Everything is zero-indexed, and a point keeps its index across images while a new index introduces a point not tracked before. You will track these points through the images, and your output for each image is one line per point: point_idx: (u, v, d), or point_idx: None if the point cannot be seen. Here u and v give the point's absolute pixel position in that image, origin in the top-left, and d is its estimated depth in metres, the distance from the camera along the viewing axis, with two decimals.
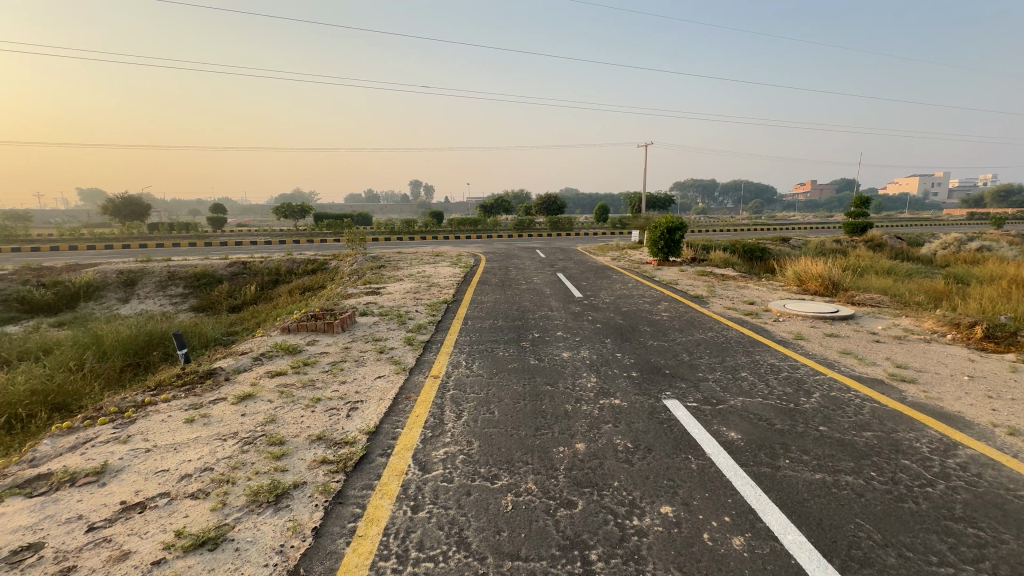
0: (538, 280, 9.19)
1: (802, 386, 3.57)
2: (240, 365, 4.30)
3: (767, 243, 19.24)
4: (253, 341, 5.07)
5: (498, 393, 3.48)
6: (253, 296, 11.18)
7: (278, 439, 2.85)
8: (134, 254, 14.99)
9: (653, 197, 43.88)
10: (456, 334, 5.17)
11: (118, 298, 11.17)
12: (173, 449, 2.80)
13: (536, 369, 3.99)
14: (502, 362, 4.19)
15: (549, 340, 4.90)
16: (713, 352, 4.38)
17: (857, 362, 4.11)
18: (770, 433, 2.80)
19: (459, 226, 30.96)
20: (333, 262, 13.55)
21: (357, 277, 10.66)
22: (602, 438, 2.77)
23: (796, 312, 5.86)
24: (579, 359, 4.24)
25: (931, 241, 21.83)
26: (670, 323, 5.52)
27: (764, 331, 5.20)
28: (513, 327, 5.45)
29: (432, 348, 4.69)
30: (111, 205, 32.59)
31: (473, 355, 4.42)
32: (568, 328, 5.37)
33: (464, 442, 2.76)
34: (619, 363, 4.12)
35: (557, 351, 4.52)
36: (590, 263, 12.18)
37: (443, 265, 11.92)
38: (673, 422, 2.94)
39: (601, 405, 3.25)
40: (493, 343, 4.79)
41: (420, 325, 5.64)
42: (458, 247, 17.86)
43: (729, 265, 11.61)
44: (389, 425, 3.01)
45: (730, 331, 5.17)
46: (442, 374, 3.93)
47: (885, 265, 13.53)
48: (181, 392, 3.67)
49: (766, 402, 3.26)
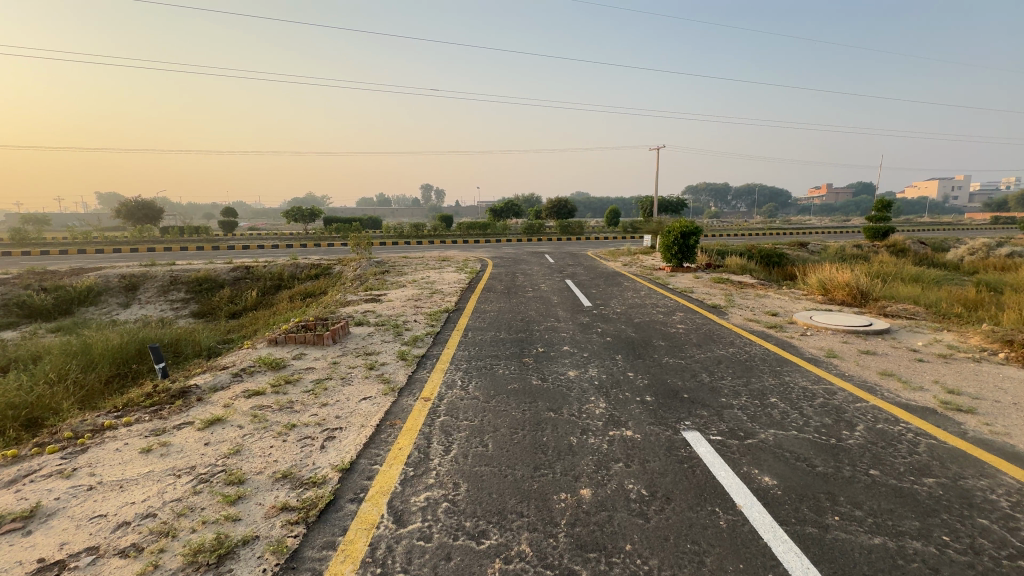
0: (546, 287, 8.78)
1: (842, 415, 3.11)
2: (217, 382, 3.95)
3: (783, 247, 18.65)
4: (237, 355, 4.73)
5: (495, 421, 3.07)
6: (254, 301, 10.94)
7: (238, 477, 2.48)
8: (138, 258, 14.85)
9: (665, 201, 43.22)
10: (454, 349, 4.79)
11: (119, 303, 10.99)
12: (119, 487, 2.45)
13: (538, 391, 3.58)
14: (501, 382, 3.78)
15: (554, 356, 4.48)
16: (736, 373, 3.94)
17: (901, 386, 3.63)
18: (813, 480, 2.36)
19: (468, 230, 30.70)
20: (337, 267, 13.28)
21: (359, 282, 10.36)
22: (611, 481, 2.36)
23: (825, 326, 5.39)
24: (586, 380, 3.82)
25: (956, 247, 21.03)
26: (686, 338, 5.08)
27: (791, 347, 4.73)
28: (516, 341, 5.04)
29: (427, 364, 4.31)
30: (125, 209, 32.89)
31: (470, 373, 4.02)
32: (575, 342, 4.95)
33: (450, 484, 2.37)
34: (631, 384, 3.69)
35: (563, 369, 4.10)
36: (599, 269, 11.74)
37: (449, 270, 11.57)
38: (695, 462, 2.51)
39: (610, 438, 2.83)
40: (493, 359, 4.39)
41: (416, 337, 5.27)
42: (466, 252, 17.51)
43: (746, 271, 11.09)
44: (366, 460, 2.62)
45: (752, 347, 4.71)
46: (434, 396, 3.54)
47: (913, 272, 12.86)
48: (147, 415, 3.33)
49: (802, 437, 2.82)
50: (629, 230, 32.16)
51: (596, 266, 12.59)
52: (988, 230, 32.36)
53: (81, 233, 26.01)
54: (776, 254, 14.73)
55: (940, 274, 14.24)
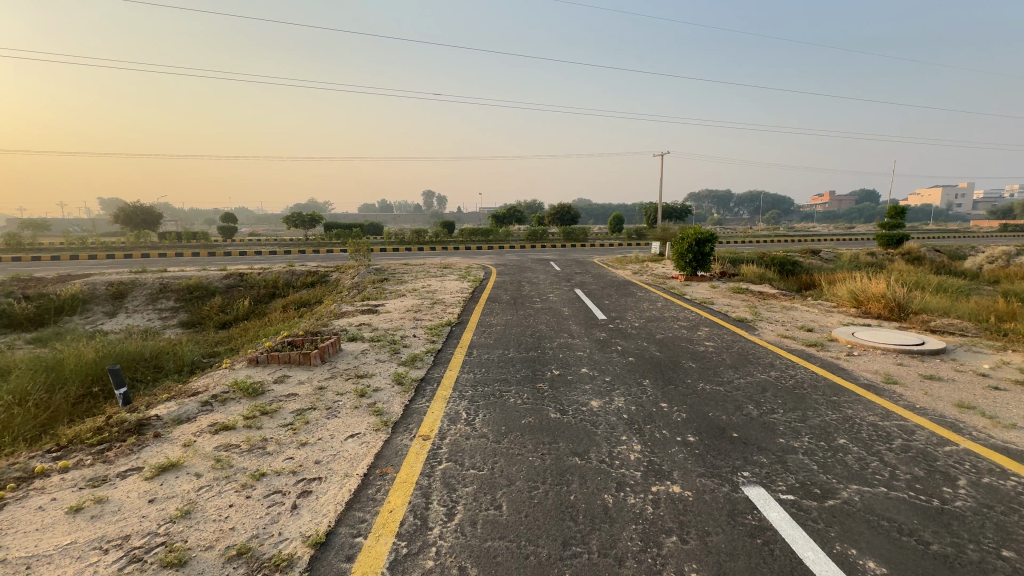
0: (555, 297, 8.25)
1: (934, 464, 2.53)
2: (182, 413, 3.39)
3: (795, 255, 18.12)
4: (211, 377, 4.16)
5: (508, 471, 2.50)
6: (246, 310, 10.41)
7: (179, 556, 1.91)
8: (129, 264, 14.33)
9: (670, 208, 42.84)
10: (458, 371, 4.21)
11: (106, 312, 10.47)
12: (25, 568, 1.89)
13: (557, 427, 3.02)
14: (513, 415, 3.22)
15: (572, 381, 3.91)
16: (788, 405, 3.35)
17: (990, 423, 3.06)
18: (933, 567, 1.78)
19: (470, 237, 30.25)
20: (334, 274, 12.76)
21: (357, 291, 9.81)
22: (667, 566, 1.80)
23: (872, 345, 4.83)
24: (613, 413, 3.24)
25: (972, 255, 20.42)
26: (718, 357, 4.52)
27: (841, 370, 4.16)
28: (527, 361, 4.47)
29: (426, 391, 3.74)
30: (123, 214, 32.45)
31: (477, 404, 3.44)
32: (593, 363, 4.39)
33: (454, 570, 1.80)
34: (667, 419, 3.12)
35: (584, 398, 3.52)
36: (609, 278, 11.20)
37: (451, 278, 11.03)
38: (771, 538, 1.94)
39: (654, 497, 2.26)
40: (503, 385, 3.83)
41: (415, 356, 4.71)
42: (468, 259, 16.97)
43: (765, 280, 10.51)
44: (347, 530, 2.05)
45: (797, 370, 4.14)
46: (434, 434, 2.97)
47: (937, 282, 12.28)
48: (88, 458, 2.76)
49: (894, 497, 2.25)
50: (633, 237, 31.68)
51: (606, 274, 12.02)
52: (1000, 238, 31.75)
53: (77, 238, 25.54)
54: (791, 262, 14.16)
55: (963, 283, 13.65)
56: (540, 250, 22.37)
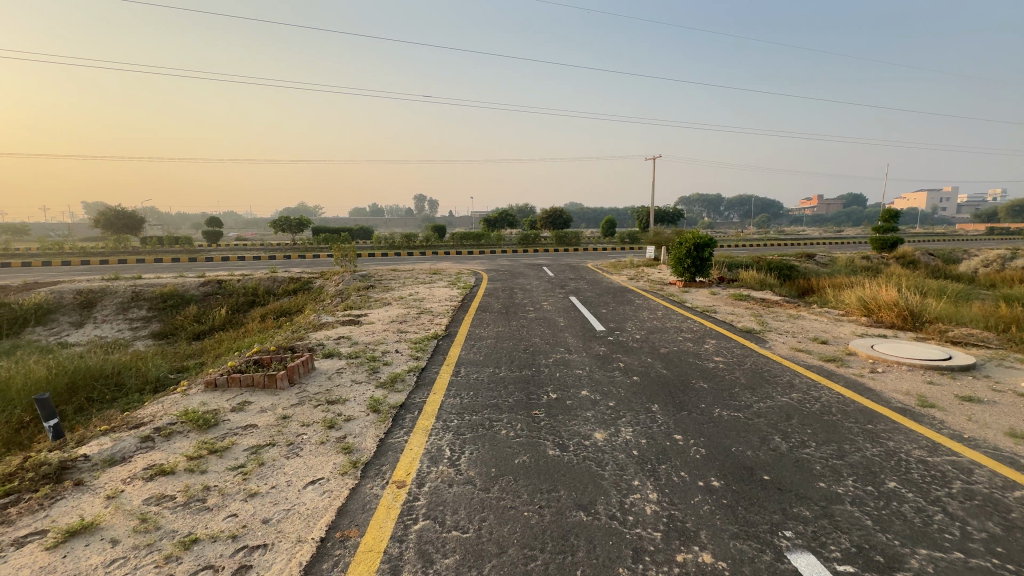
0: (549, 306, 7.82)
1: (1010, 518, 2.10)
2: (115, 454, 2.88)
3: (791, 258, 17.94)
4: (160, 405, 3.65)
5: (498, 534, 2.03)
6: (223, 320, 9.85)
7: None
8: (101, 271, 13.62)
9: (663, 211, 42.80)
10: (442, 395, 3.73)
11: (72, 322, 9.83)
12: None
13: (555, 469, 2.56)
14: (506, 453, 2.75)
15: (572, 407, 3.45)
16: (820, 437, 2.92)
17: None
18: None
19: (462, 241, 29.75)
20: (318, 281, 12.23)
21: (340, 299, 9.31)
22: None
23: (896, 360, 4.44)
24: (620, 449, 2.79)
25: (966, 259, 20.30)
26: (731, 376, 4.10)
27: (868, 391, 3.76)
28: (520, 382, 4.01)
29: (405, 421, 3.27)
30: (104, 218, 31.48)
31: (463, 439, 2.97)
32: (594, 384, 3.94)
33: None
34: (684, 457, 2.67)
35: (586, 430, 3.06)
36: (604, 284, 10.81)
37: (440, 285, 10.54)
38: None
39: (679, 571, 1.81)
40: (494, 413, 3.36)
41: (395, 376, 4.22)
42: (460, 265, 16.50)
43: (766, 286, 10.17)
44: None
45: (820, 391, 3.73)
46: (411, 480, 2.50)
47: (937, 286, 12.04)
48: None
49: (976, 567, 1.81)
50: (627, 241, 31.44)
51: (601, 280, 11.58)
52: (989, 241, 31.95)
53: (52, 244, 24.65)
54: (788, 267, 13.87)
55: (963, 287, 13.45)
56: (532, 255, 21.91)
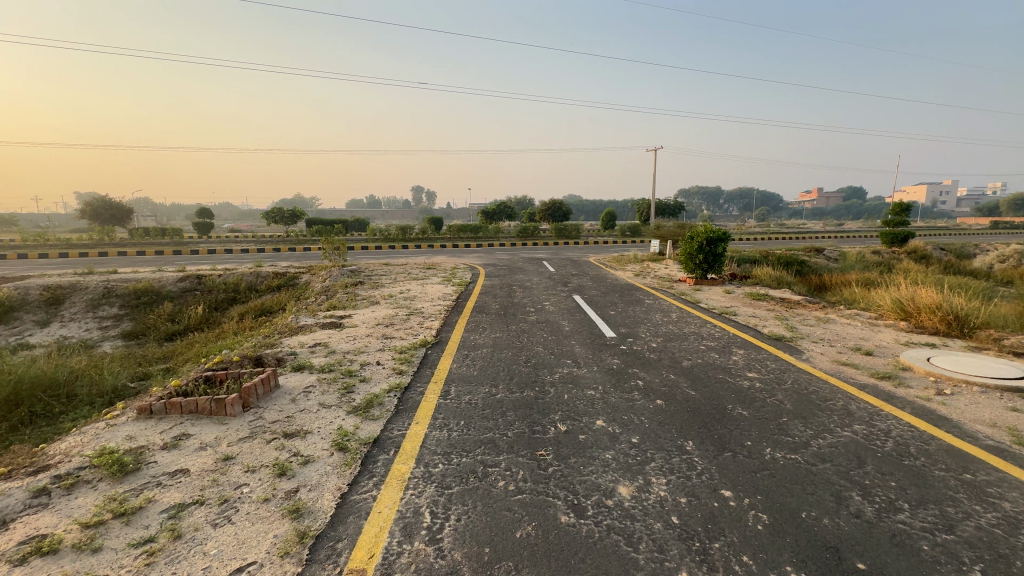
0: (551, 307, 7.11)
1: None
2: None
3: (800, 253, 17.29)
4: (77, 439, 2.95)
5: None
6: (200, 319, 9.16)
7: None
8: (75, 265, 12.78)
9: (663, 204, 42.07)
10: (426, 427, 3.04)
11: (37, 321, 9.10)
12: None
13: (570, 550, 1.88)
14: (505, 523, 2.06)
15: (586, 445, 2.77)
16: (912, 497, 2.24)
17: None
18: None
19: (458, 234, 29.01)
20: (305, 276, 11.50)
21: (325, 297, 8.60)
22: None
23: (964, 377, 3.77)
24: (655, 514, 2.11)
25: (979, 256, 19.58)
26: (774, 399, 3.43)
27: (945, 420, 3.09)
28: (521, 407, 3.33)
29: (376, 465, 2.58)
30: (90, 208, 30.47)
31: (449, 495, 2.29)
32: (609, 410, 3.26)
33: None
34: (742, 530, 1.99)
35: (606, 482, 2.38)
36: (609, 281, 10.14)
37: (433, 282, 9.80)
38: None
39: None
40: (488, 454, 2.67)
41: (372, 398, 3.53)
42: (456, 258, 15.73)
43: (782, 284, 9.50)
44: None
45: (888, 422, 3.06)
46: (373, 569, 1.81)
47: (960, 283, 11.37)
48: None
49: None
50: (627, 234, 30.80)
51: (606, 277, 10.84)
52: (996, 235, 31.34)
53: (35, 235, 23.75)
54: (800, 263, 13.22)
55: (983, 283, 12.81)
56: (531, 248, 21.17)
